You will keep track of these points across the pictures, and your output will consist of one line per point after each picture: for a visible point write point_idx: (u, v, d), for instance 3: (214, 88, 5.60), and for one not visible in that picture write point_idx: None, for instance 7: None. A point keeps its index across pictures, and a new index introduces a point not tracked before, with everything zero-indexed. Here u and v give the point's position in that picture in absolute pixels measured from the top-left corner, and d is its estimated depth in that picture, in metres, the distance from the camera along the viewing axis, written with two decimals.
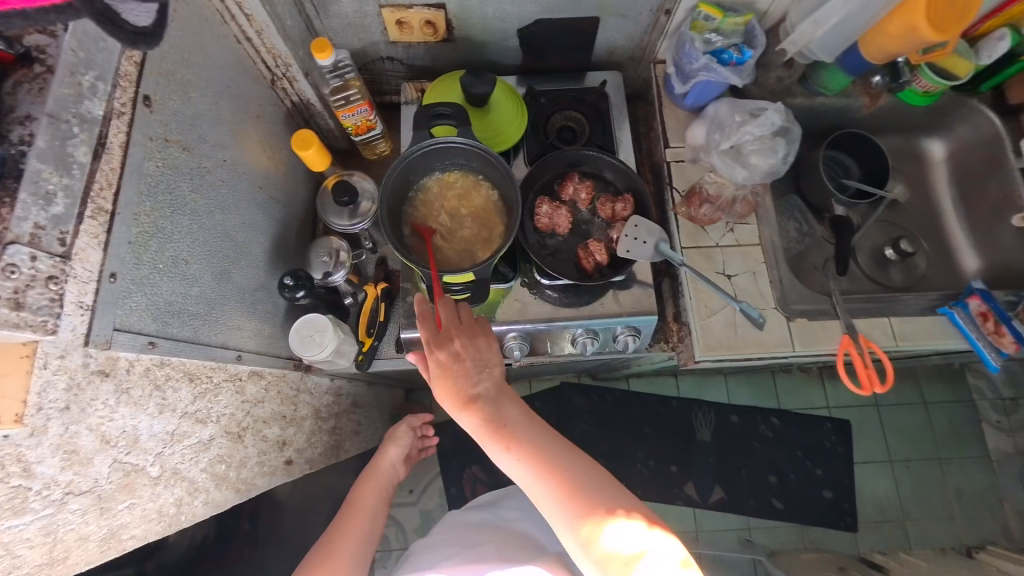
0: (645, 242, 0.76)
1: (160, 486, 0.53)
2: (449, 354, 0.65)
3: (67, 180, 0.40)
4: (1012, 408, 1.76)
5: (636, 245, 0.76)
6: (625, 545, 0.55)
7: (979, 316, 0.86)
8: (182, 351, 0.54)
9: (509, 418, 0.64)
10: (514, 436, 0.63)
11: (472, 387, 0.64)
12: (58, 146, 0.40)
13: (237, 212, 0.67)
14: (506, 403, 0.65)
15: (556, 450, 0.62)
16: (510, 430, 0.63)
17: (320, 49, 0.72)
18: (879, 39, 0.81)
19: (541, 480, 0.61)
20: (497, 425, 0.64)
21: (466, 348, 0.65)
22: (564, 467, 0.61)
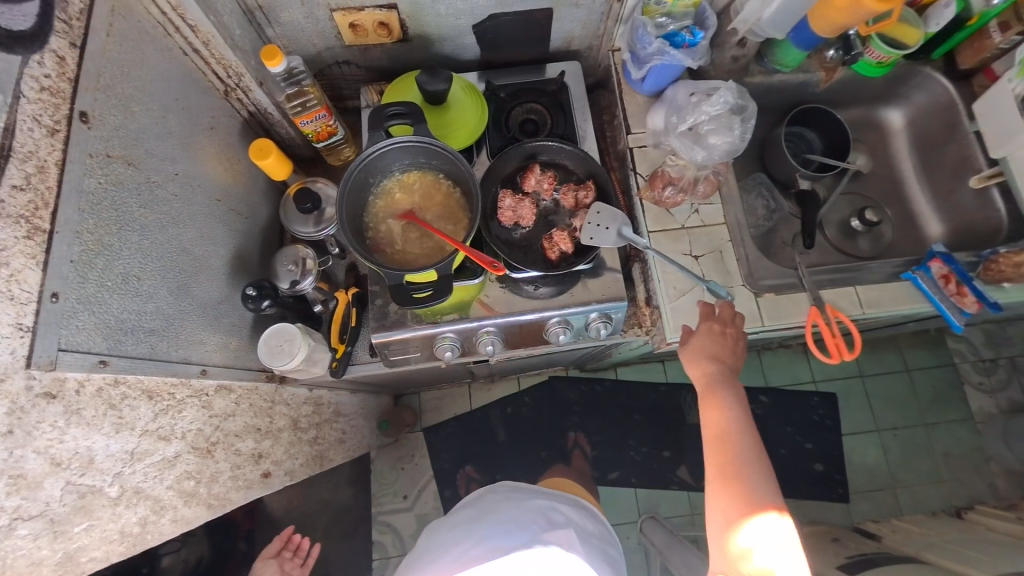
0: (607, 228, 0.77)
1: (122, 507, 0.52)
2: (715, 329, 0.79)
3: None
4: (991, 369, 1.79)
5: (599, 231, 0.77)
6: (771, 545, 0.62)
7: (941, 278, 0.87)
8: (137, 367, 0.53)
9: (732, 391, 0.75)
10: (733, 406, 0.74)
11: (717, 354, 0.78)
12: None
13: (193, 225, 0.66)
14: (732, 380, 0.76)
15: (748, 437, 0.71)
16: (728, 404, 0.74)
17: (271, 57, 0.71)
18: (824, 13, 0.82)
19: (727, 455, 0.71)
20: (721, 395, 0.75)
21: (713, 330, 0.79)
22: (750, 453, 0.70)
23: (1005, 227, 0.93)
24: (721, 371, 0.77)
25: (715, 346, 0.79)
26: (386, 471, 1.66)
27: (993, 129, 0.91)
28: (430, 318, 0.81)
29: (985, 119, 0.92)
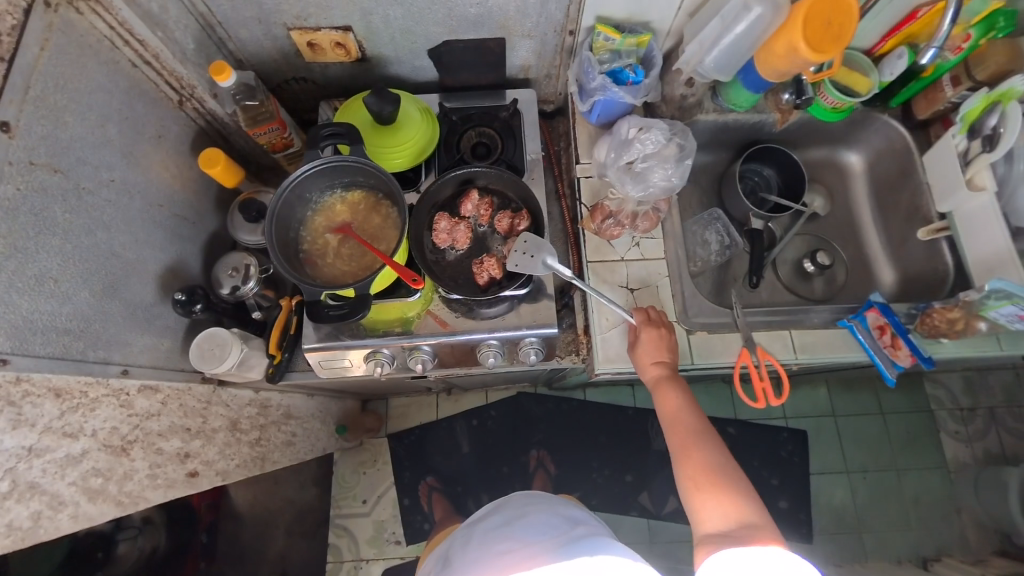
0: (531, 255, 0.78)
1: (13, 502, 0.55)
2: (655, 334, 0.83)
3: None
4: (968, 418, 1.73)
5: (524, 258, 0.78)
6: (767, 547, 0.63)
7: (876, 328, 0.87)
8: (45, 367, 0.56)
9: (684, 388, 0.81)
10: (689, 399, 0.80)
11: (666, 355, 0.82)
12: None
13: (126, 229, 0.70)
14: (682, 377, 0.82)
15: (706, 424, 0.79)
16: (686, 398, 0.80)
17: (220, 72, 0.74)
18: (768, 60, 0.84)
19: (693, 445, 0.78)
20: (678, 392, 0.80)
21: (658, 334, 0.83)
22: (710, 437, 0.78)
23: (950, 278, 0.93)
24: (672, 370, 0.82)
25: (660, 350, 0.83)
26: (348, 475, 1.65)
27: (941, 182, 0.92)
28: (373, 328, 0.83)
29: (932, 170, 0.94)
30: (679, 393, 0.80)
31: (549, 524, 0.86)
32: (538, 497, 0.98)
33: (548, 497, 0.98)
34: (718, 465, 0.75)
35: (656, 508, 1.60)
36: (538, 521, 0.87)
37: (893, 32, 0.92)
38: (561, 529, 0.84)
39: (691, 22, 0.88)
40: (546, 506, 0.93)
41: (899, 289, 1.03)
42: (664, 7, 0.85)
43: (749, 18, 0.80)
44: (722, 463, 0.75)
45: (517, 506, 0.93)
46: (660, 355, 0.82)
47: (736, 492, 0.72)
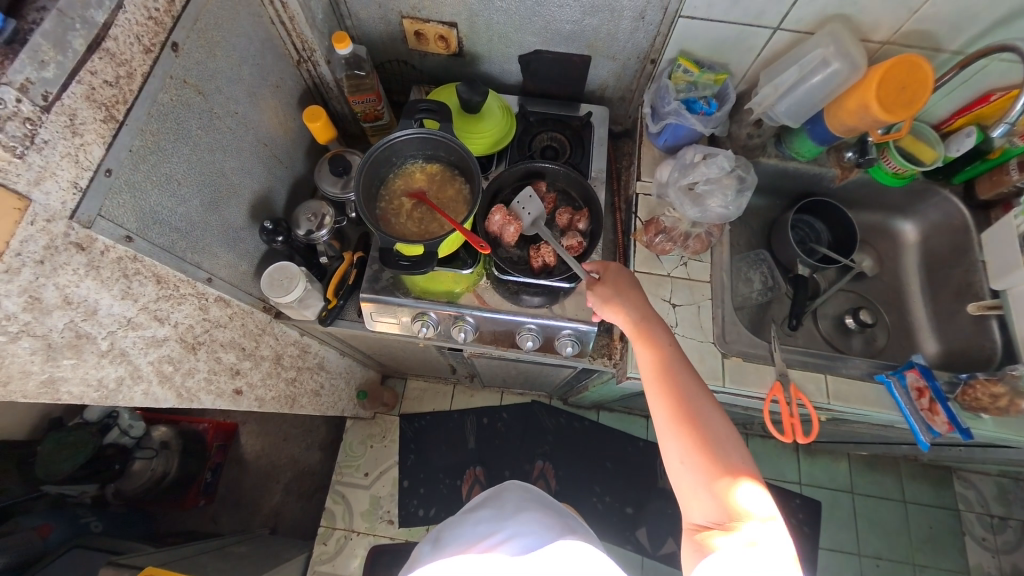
0: (529, 214, 0.87)
1: (105, 361, 0.62)
2: (617, 272, 0.83)
3: (60, 58, 0.49)
4: (999, 527, 1.62)
5: (522, 213, 0.87)
6: (759, 507, 0.61)
7: (914, 390, 0.86)
8: (155, 254, 0.63)
9: (655, 335, 0.76)
10: (664, 346, 0.75)
11: (633, 298, 0.80)
12: (59, 32, 0.49)
13: (236, 157, 0.79)
14: (652, 320, 0.78)
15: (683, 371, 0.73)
16: (661, 344, 0.75)
17: (340, 40, 0.84)
18: (838, 113, 0.89)
19: (672, 400, 0.70)
20: (650, 341, 0.76)
21: (623, 274, 0.82)
22: (692, 383, 0.71)
23: (996, 359, 0.91)
24: (642, 317, 0.78)
25: (623, 296, 0.80)
26: (355, 444, 1.68)
27: (995, 260, 0.92)
28: (422, 294, 0.89)
29: (991, 249, 0.93)
30: (653, 340, 0.76)
31: (543, 519, 0.88)
32: (533, 494, 1.00)
33: (543, 496, 1.01)
34: (698, 417, 0.68)
35: (652, 547, 1.55)
36: (532, 515, 0.89)
37: (963, 111, 0.95)
38: (553, 526, 0.86)
39: (768, 69, 0.93)
40: (540, 505, 0.95)
41: (942, 362, 1.02)
42: (745, 52, 0.91)
43: (826, 72, 0.85)
44: (705, 413, 0.68)
45: (512, 500, 0.95)
46: (625, 299, 0.79)
47: (721, 445, 0.65)
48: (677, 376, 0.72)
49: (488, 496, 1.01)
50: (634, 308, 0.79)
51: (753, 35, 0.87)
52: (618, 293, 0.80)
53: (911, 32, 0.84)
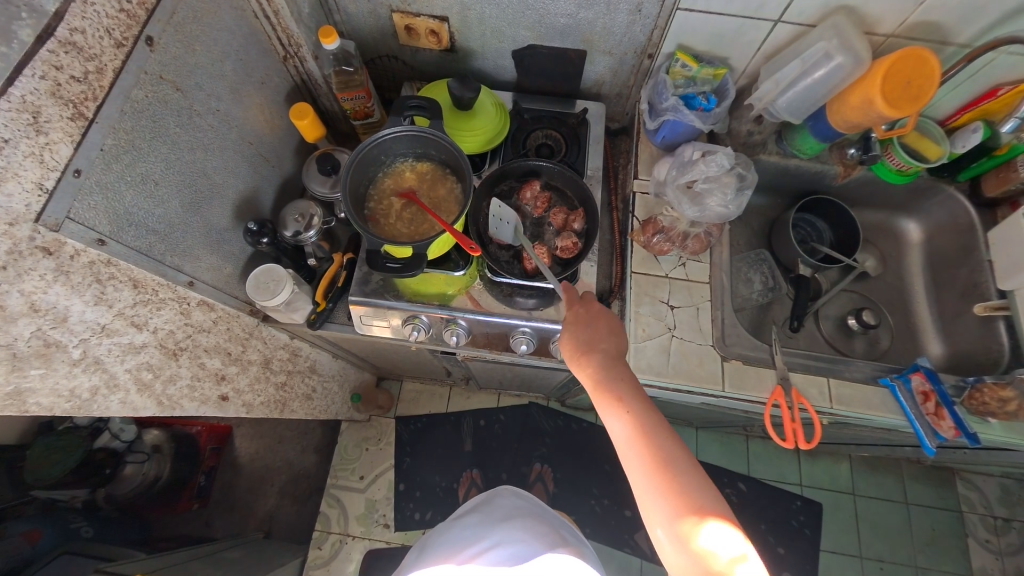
0: (507, 223, 0.82)
1: (79, 370, 0.60)
2: (586, 313, 0.76)
3: (5, 49, 0.45)
4: (1003, 529, 1.60)
5: (501, 225, 0.82)
6: (727, 547, 0.56)
7: (920, 394, 0.84)
8: (131, 257, 0.61)
9: (619, 383, 0.69)
10: (628, 396, 0.68)
11: (595, 342, 0.74)
12: (4, 20, 0.45)
13: (219, 156, 0.76)
14: (616, 366, 0.71)
15: (649, 419, 0.66)
16: (624, 392, 0.68)
17: (326, 35, 0.81)
18: (841, 108, 0.86)
19: (641, 459, 0.64)
20: (612, 391, 0.69)
21: (590, 313, 0.76)
22: (660, 432, 0.65)
23: (1004, 361, 0.89)
24: (604, 362, 0.72)
25: (585, 343, 0.74)
26: (351, 447, 1.67)
27: (1003, 260, 0.90)
28: (413, 297, 0.86)
29: (997, 249, 0.91)
30: (617, 388, 0.69)
31: (531, 528, 0.87)
32: (526, 501, 0.99)
33: (536, 503, 0.99)
34: (666, 473, 0.62)
35: (650, 551, 1.53)
36: (519, 524, 0.88)
37: (970, 106, 0.92)
38: (540, 536, 0.85)
39: (769, 63, 0.90)
40: (531, 511, 0.94)
41: (948, 365, 0.99)
42: (745, 46, 0.88)
43: (828, 65, 0.83)
44: (675, 468, 0.62)
45: (502, 506, 0.94)
46: (587, 346, 0.74)
47: (694, 502, 0.60)
48: (643, 429, 0.65)
49: (479, 501, 0.99)
50: (597, 355, 0.73)
51: (754, 28, 0.84)
52: (581, 347, 0.74)
53: (917, 24, 0.81)
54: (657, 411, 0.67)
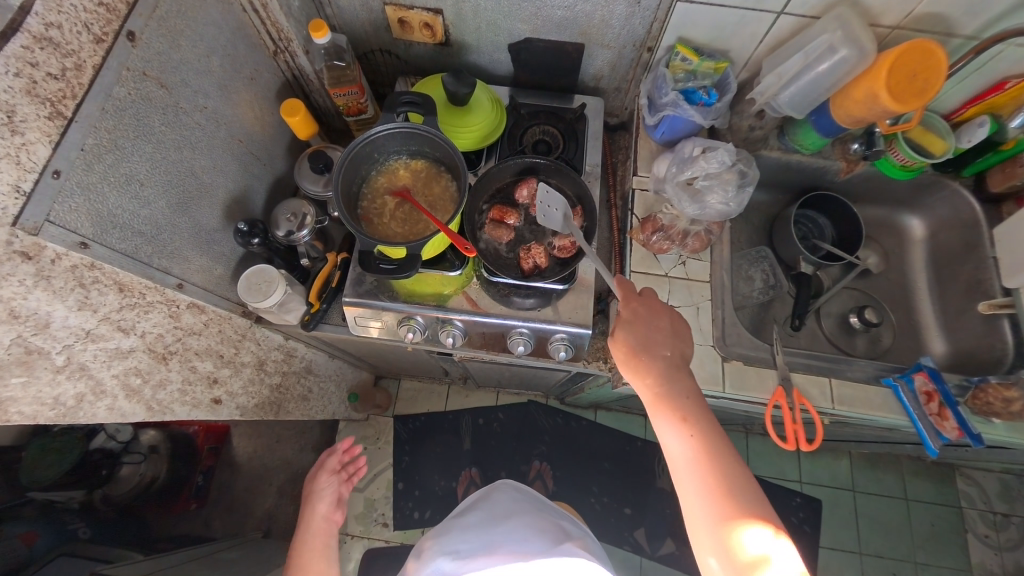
0: (556, 210, 0.80)
1: (63, 377, 0.58)
2: (642, 310, 0.75)
3: None
4: (1002, 524, 1.60)
5: (550, 212, 0.79)
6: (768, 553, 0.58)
7: (923, 394, 0.82)
8: (116, 261, 0.59)
9: (677, 391, 0.69)
10: (685, 400, 0.68)
11: (653, 348, 0.72)
12: None
13: (208, 154, 0.75)
14: (675, 373, 0.71)
15: (706, 426, 0.67)
16: (682, 399, 0.68)
17: (317, 29, 0.79)
18: (845, 103, 0.84)
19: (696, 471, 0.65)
20: (673, 403, 0.69)
21: (644, 312, 0.75)
22: (715, 438, 0.66)
23: (1008, 359, 0.88)
24: (665, 368, 0.71)
25: (642, 344, 0.72)
26: None
27: (1009, 257, 0.88)
28: (409, 297, 0.85)
29: (1002, 246, 0.89)
30: (676, 397, 0.69)
31: (535, 524, 0.88)
32: (527, 496, 1.00)
33: (537, 497, 1.00)
34: (720, 481, 0.64)
35: (648, 549, 1.52)
36: (523, 521, 0.89)
37: (975, 100, 0.90)
38: (544, 531, 0.86)
39: (771, 57, 0.88)
40: (529, 505, 0.96)
41: (951, 363, 0.98)
42: (747, 39, 0.86)
43: (833, 59, 0.80)
44: (729, 477, 0.64)
45: (500, 504, 0.96)
46: (642, 349, 0.72)
47: (750, 510, 0.61)
48: (699, 440, 0.66)
49: (479, 497, 1.01)
50: (656, 360, 0.71)
51: (756, 20, 0.82)
52: (639, 342, 0.73)
53: (923, 15, 0.79)
54: (712, 418, 0.68)
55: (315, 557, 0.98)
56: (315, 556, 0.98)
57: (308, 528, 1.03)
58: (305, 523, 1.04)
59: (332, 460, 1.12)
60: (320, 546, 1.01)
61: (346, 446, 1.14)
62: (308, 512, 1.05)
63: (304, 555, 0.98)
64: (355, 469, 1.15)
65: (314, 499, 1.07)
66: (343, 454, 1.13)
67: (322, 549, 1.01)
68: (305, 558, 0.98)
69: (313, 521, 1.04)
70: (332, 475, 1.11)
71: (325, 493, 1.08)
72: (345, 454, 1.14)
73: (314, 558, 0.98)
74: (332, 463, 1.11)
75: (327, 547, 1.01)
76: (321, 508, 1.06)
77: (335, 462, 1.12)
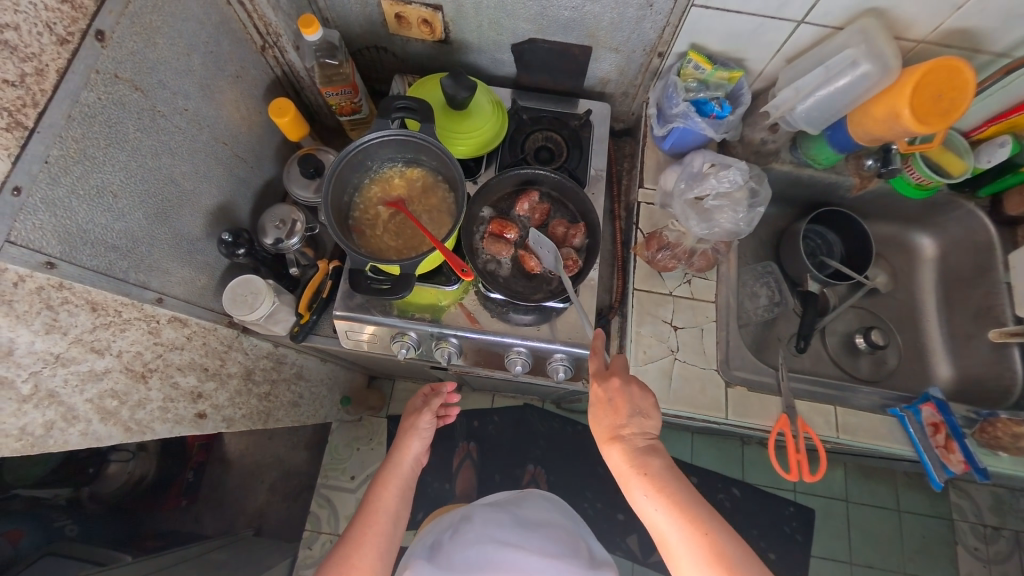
0: (548, 252, 0.77)
1: (30, 405, 0.55)
2: (607, 390, 0.70)
3: None
4: (992, 537, 1.52)
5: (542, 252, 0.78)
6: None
7: (930, 425, 0.81)
8: (87, 279, 0.55)
9: (652, 469, 0.64)
10: (655, 468, 0.64)
11: (621, 425, 0.68)
12: None
13: (188, 160, 0.70)
14: (649, 451, 0.66)
15: (696, 509, 0.60)
16: (657, 480, 0.63)
17: (307, 25, 0.74)
18: (863, 120, 0.80)
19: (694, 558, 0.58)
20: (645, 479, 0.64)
21: (612, 387, 0.70)
22: (716, 528, 0.59)
23: (1017, 390, 0.86)
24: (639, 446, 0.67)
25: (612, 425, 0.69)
26: (341, 447, 1.64)
27: None
28: (403, 312, 0.81)
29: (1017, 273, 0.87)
30: (652, 474, 0.64)
31: (566, 538, 0.89)
32: (555, 503, 1.01)
33: (564, 506, 1.01)
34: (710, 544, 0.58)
35: (642, 557, 1.50)
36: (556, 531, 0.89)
37: (996, 119, 0.85)
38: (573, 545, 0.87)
39: (787, 68, 0.84)
40: (561, 522, 0.95)
41: (957, 389, 0.96)
42: (763, 48, 0.81)
43: (854, 73, 0.76)
44: (718, 538, 0.58)
45: (535, 513, 0.94)
46: (615, 432, 0.68)
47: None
48: (691, 527, 0.59)
49: (508, 492, 1.00)
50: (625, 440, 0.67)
51: (774, 29, 0.77)
52: (608, 419, 0.69)
53: (952, 31, 0.75)
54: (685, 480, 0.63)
55: (384, 518, 0.79)
56: (388, 519, 0.79)
57: (398, 465, 0.86)
58: (396, 459, 0.87)
59: (437, 400, 0.93)
60: (402, 485, 0.84)
61: (451, 389, 0.95)
62: (401, 447, 0.88)
63: (380, 504, 0.80)
64: (447, 416, 0.98)
65: (409, 435, 0.89)
66: (446, 397, 0.95)
67: (401, 491, 0.84)
68: (377, 524, 0.78)
69: (404, 460, 0.86)
70: (435, 417, 0.92)
71: (423, 433, 0.90)
72: (448, 399, 0.95)
73: (391, 499, 0.82)
74: (438, 404, 0.92)
75: (396, 516, 0.81)
76: (415, 449, 0.88)
77: (440, 404, 0.93)
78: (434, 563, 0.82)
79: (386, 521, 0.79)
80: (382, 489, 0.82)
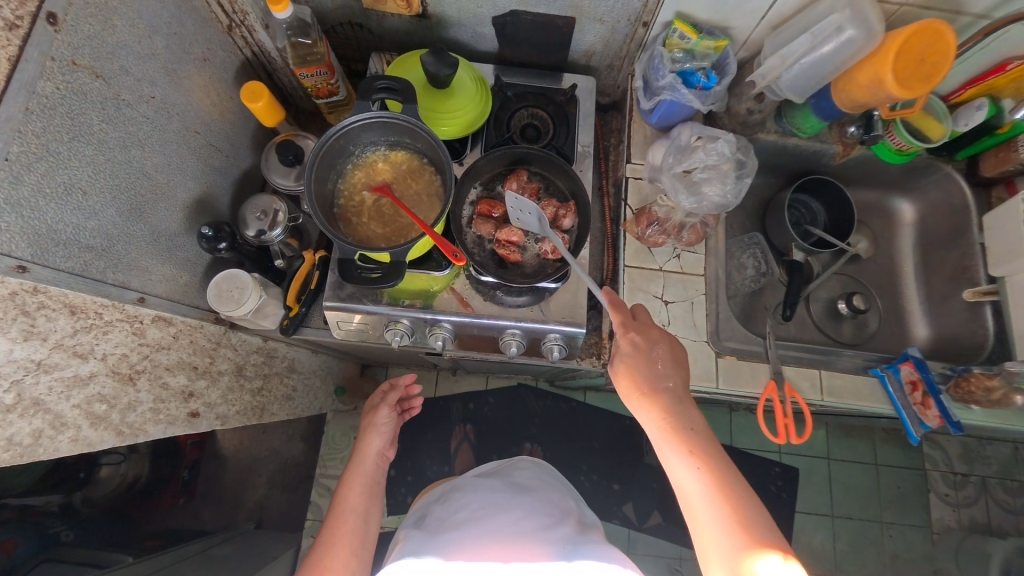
0: (529, 214, 0.75)
1: (16, 415, 0.52)
2: (642, 339, 0.71)
3: None
4: (961, 483, 1.60)
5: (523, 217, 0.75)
6: None
7: (908, 383, 0.84)
8: (62, 281, 0.53)
9: (686, 422, 0.66)
10: (684, 423, 0.66)
11: (657, 377, 0.69)
12: None
13: (160, 151, 0.67)
14: (680, 401, 0.68)
15: (719, 465, 0.63)
16: (691, 436, 0.64)
17: (276, 2, 0.69)
18: (848, 86, 0.81)
19: (712, 508, 0.60)
20: (678, 431, 0.65)
21: (646, 341, 0.71)
22: (732, 488, 0.61)
23: (988, 346, 0.90)
24: (669, 398, 0.67)
25: (649, 374, 0.69)
26: (339, 436, 1.56)
27: (996, 245, 0.89)
28: (396, 299, 0.80)
29: (992, 234, 0.90)
30: (682, 430, 0.65)
31: (557, 501, 0.87)
32: (544, 471, 1.01)
33: (554, 475, 1.01)
34: (726, 499, 0.60)
35: (636, 524, 1.54)
36: (546, 496, 0.87)
37: (975, 81, 0.87)
38: (564, 507, 0.85)
39: (773, 36, 0.83)
40: (549, 484, 0.95)
41: (933, 348, 1.00)
42: (748, 16, 0.80)
43: (839, 39, 0.76)
44: (734, 495, 0.60)
45: (525, 479, 0.94)
46: (647, 382, 0.68)
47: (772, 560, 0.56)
48: (714, 479, 0.61)
49: (494, 470, 1.00)
50: (659, 389, 0.68)
51: None
52: (642, 377, 0.69)
53: None
54: (712, 436, 0.65)
55: (352, 517, 0.79)
56: (356, 518, 0.79)
57: (361, 463, 0.86)
58: (357, 460, 0.87)
59: (394, 394, 0.93)
60: (367, 482, 0.84)
61: (409, 382, 0.94)
62: (362, 445, 0.88)
63: (345, 505, 0.80)
64: (411, 409, 1.01)
65: (368, 433, 0.89)
66: (405, 390, 0.95)
67: (367, 488, 0.84)
68: (345, 524, 0.78)
69: (365, 458, 0.86)
70: (393, 412, 0.92)
71: (382, 428, 0.90)
72: (405, 392, 0.94)
73: (357, 498, 0.82)
74: (395, 398, 0.92)
75: (366, 514, 0.81)
76: (376, 446, 0.88)
77: (397, 398, 0.93)
78: (423, 529, 0.82)
79: (355, 519, 0.79)
80: (347, 490, 0.82)
